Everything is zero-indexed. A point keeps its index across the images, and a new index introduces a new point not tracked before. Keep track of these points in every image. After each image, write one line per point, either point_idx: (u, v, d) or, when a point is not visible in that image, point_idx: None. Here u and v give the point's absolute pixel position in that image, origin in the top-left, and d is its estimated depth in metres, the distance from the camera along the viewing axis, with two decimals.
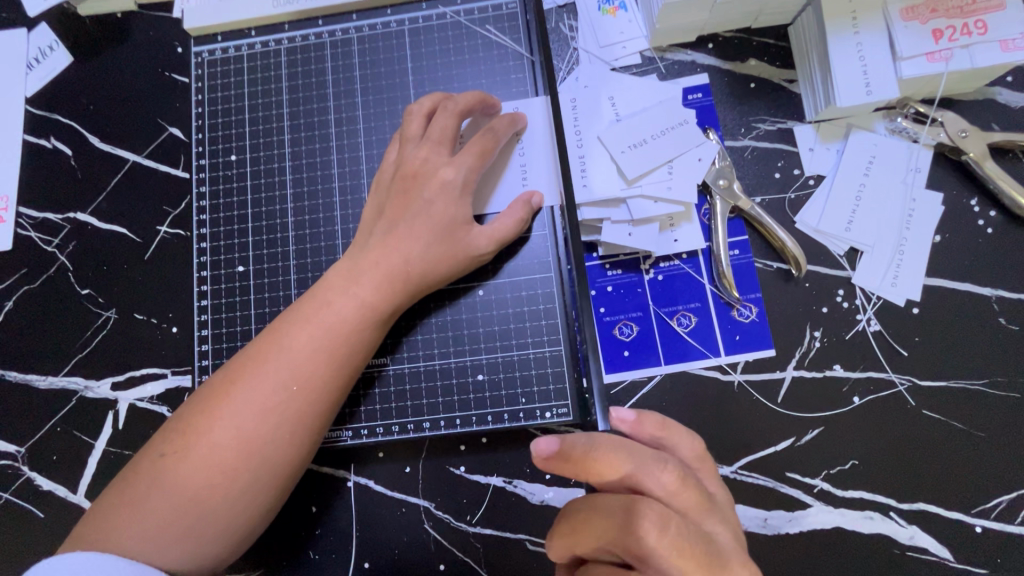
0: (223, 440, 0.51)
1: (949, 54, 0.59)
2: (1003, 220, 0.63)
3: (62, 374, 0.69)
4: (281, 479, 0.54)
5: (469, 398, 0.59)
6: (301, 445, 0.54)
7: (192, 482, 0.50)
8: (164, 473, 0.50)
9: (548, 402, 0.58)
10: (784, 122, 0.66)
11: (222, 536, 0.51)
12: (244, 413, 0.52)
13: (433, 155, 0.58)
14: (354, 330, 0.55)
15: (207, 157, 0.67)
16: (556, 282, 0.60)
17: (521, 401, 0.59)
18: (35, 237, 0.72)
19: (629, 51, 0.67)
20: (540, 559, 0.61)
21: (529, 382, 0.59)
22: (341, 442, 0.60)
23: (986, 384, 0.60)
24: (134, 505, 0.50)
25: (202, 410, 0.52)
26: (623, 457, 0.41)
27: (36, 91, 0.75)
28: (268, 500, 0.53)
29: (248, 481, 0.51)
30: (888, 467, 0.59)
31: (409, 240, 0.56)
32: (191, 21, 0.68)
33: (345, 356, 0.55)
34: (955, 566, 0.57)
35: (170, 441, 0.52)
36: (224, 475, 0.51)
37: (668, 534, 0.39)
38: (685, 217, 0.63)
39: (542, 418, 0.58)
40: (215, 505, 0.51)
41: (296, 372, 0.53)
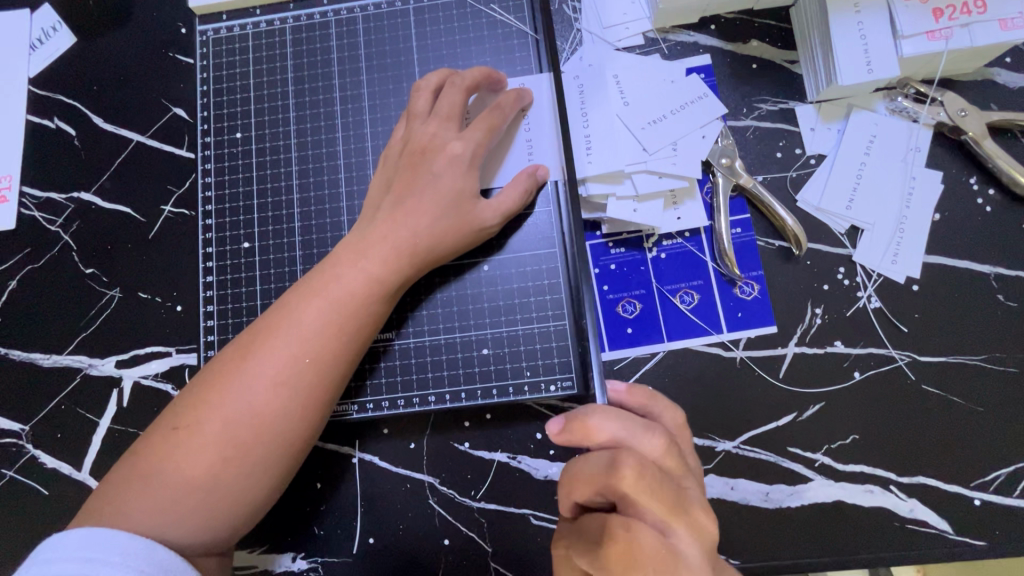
0: (235, 411, 0.51)
1: (949, 33, 0.59)
2: (1001, 198, 0.63)
3: (67, 353, 0.69)
4: (293, 453, 0.54)
5: (474, 373, 0.60)
6: (312, 419, 0.54)
7: (204, 455, 0.50)
8: (175, 446, 0.51)
9: (552, 375, 0.59)
10: (785, 102, 0.66)
11: (235, 508, 0.52)
12: (255, 386, 0.52)
13: (442, 130, 0.58)
14: (363, 302, 0.55)
15: (213, 134, 0.67)
16: (561, 258, 0.60)
17: (526, 374, 0.59)
18: (39, 217, 0.72)
19: (632, 32, 0.68)
20: (545, 533, 0.61)
21: (533, 356, 0.59)
22: (348, 416, 0.60)
23: (984, 360, 0.61)
24: (146, 479, 0.50)
25: (213, 383, 0.52)
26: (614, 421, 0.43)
27: (39, 71, 0.75)
28: (279, 473, 0.54)
29: (260, 451, 0.52)
30: (889, 441, 0.60)
31: (417, 214, 0.56)
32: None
33: (355, 329, 0.55)
34: (954, 538, 0.58)
35: (181, 415, 0.52)
36: (236, 448, 0.51)
37: (645, 480, 0.40)
38: (688, 195, 0.64)
39: (547, 391, 0.58)
40: (228, 475, 0.51)
41: (307, 344, 0.53)
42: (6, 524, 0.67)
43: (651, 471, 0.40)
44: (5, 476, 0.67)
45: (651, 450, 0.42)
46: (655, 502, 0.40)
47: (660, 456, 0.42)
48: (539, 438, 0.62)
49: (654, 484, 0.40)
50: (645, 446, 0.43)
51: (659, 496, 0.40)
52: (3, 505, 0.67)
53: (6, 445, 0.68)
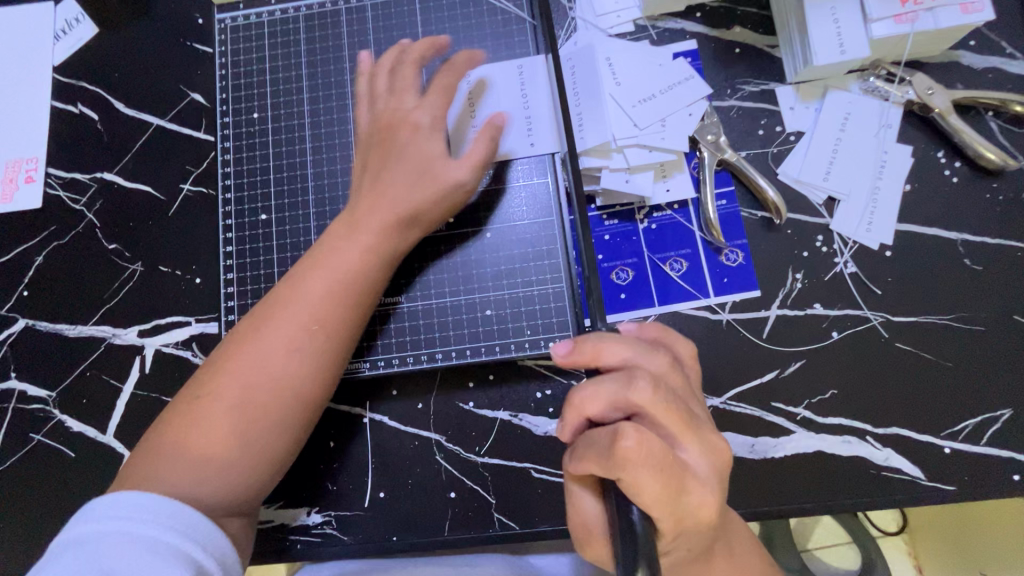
0: (252, 376, 0.55)
1: (914, 16, 0.64)
2: (968, 170, 0.68)
3: (91, 323, 0.73)
4: (309, 411, 0.58)
5: (479, 332, 0.64)
6: (324, 379, 0.58)
7: (225, 417, 0.54)
8: (196, 414, 0.55)
9: (551, 333, 0.63)
10: (766, 84, 0.71)
11: (260, 464, 0.56)
12: (267, 352, 0.56)
13: (401, 104, 0.63)
14: (363, 272, 0.59)
15: (231, 115, 0.72)
16: (558, 225, 0.65)
17: (526, 333, 0.63)
18: (64, 196, 0.76)
19: (622, 19, 0.73)
20: (545, 486, 0.65)
21: (534, 316, 0.63)
22: (359, 373, 0.65)
23: (952, 320, 0.65)
24: (174, 446, 0.54)
25: (229, 354, 0.57)
26: (625, 345, 0.44)
27: (63, 60, 0.80)
28: (298, 429, 0.58)
29: (279, 410, 0.56)
30: (864, 395, 0.64)
31: (400, 184, 0.61)
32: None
33: (356, 296, 0.59)
34: (926, 484, 0.62)
35: (201, 385, 0.56)
36: (255, 409, 0.55)
37: (659, 393, 0.41)
38: (677, 168, 0.69)
39: (546, 348, 0.63)
40: (247, 435, 0.55)
41: (313, 311, 0.57)
42: (35, 485, 0.70)
43: (662, 383, 0.42)
44: (33, 439, 0.71)
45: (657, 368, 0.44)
46: (668, 416, 0.41)
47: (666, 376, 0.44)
48: (539, 397, 0.67)
49: (668, 399, 0.42)
50: (653, 364, 0.44)
51: (670, 407, 0.41)
52: (32, 467, 0.71)
53: (34, 410, 0.72)
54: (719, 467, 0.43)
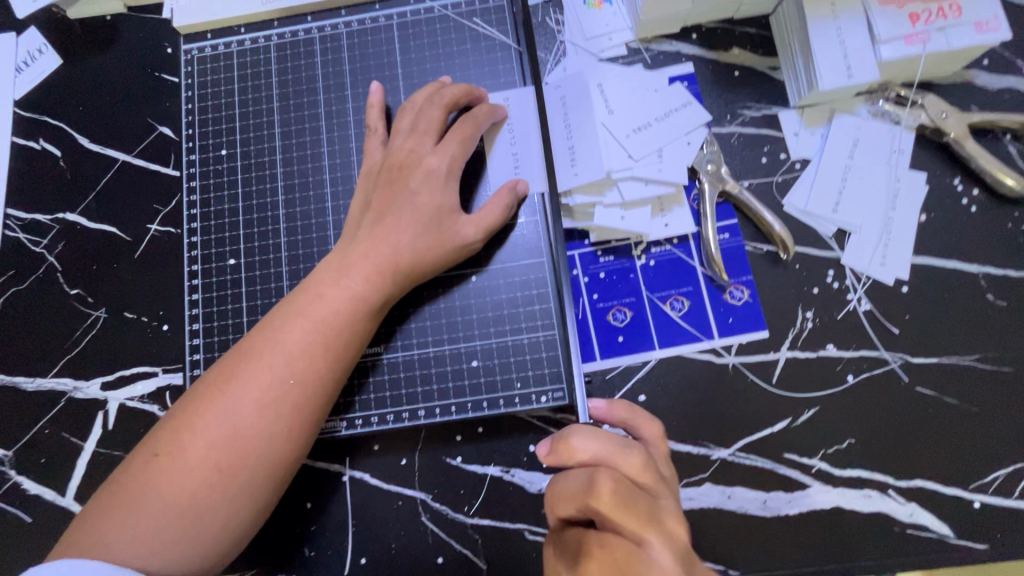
0: (219, 438, 0.50)
1: (926, 37, 0.60)
2: (986, 198, 0.64)
3: (51, 376, 0.68)
4: (281, 476, 0.53)
5: (464, 385, 0.59)
6: (299, 441, 0.53)
7: (186, 482, 0.49)
8: (157, 476, 0.50)
9: (543, 386, 0.58)
10: (768, 108, 0.67)
11: (221, 535, 0.51)
12: (240, 409, 0.51)
13: (418, 145, 0.59)
14: (345, 320, 0.54)
15: (198, 153, 0.68)
16: (549, 267, 0.60)
17: (516, 386, 0.59)
18: (24, 238, 0.72)
19: (615, 42, 0.69)
20: (540, 548, 0.60)
21: (524, 367, 0.59)
22: (336, 433, 0.60)
23: (977, 360, 0.60)
24: (128, 508, 0.49)
25: (196, 409, 0.52)
26: (594, 443, 0.44)
27: (25, 94, 0.75)
28: (268, 496, 0.53)
29: (247, 474, 0.51)
30: (884, 445, 0.59)
31: (398, 230, 0.56)
32: (181, 18, 0.69)
33: (341, 345, 0.54)
34: (956, 543, 0.57)
35: (164, 441, 0.51)
36: (221, 473, 0.50)
37: (620, 497, 0.41)
38: (675, 201, 0.64)
39: (538, 402, 0.58)
40: (212, 500, 0.50)
41: (293, 364, 0.53)
42: None
43: (629, 487, 0.42)
44: None
45: (629, 467, 0.44)
46: (630, 518, 0.40)
47: (637, 473, 0.43)
48: (532, 450, 0.62)
49: (628, 501, 0.41)
50: (627, 469, 0.44)
51: (633, 509, 0.41)
52: None
53: None
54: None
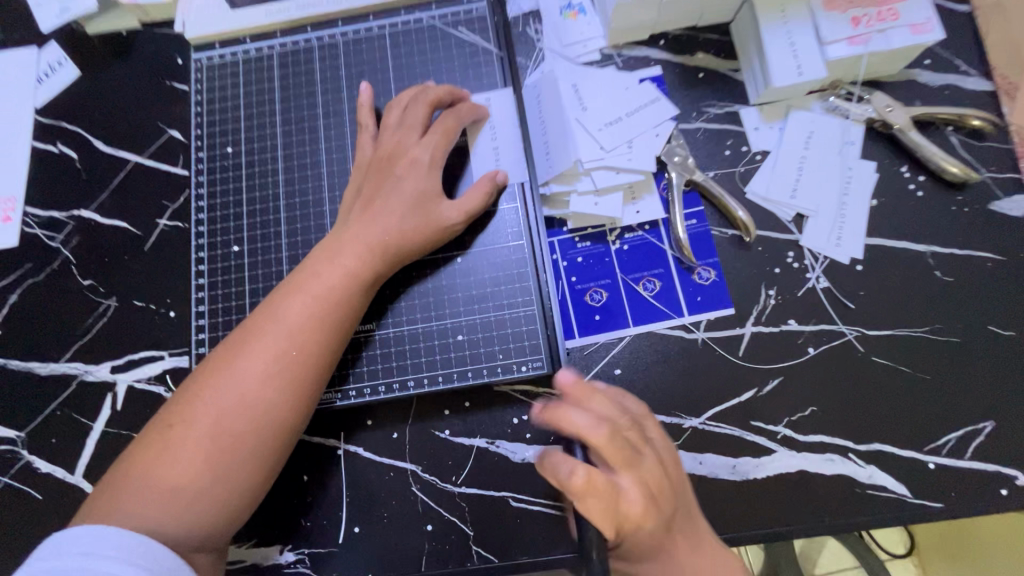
0: (228, 406, 0.55)
1: (867, 38, 0.66)
2: (932, 184, 0.69)
3: (63, 361, 0.72)
4: (286, 441, 0.57)
5: (452, 357, 0.65)
6: (302, 408, 0.58)
7: (198, 449, 0.53)
8: (170, 445, 0.54)
9: (523, 356, 0.64)
10: (730, 106, 0.73)
11: (232, 497, 0.54)
12: (246, 380, 0.56)
13: (404, 138, 0.64)
14: (341, 296, 0.59)
15: (206, 150, 0.74)
16: (528, 249, 0.67)
17: (499, 357, 0.64)
18: (41, 234, 0.77)
19: (589, 49, 0.75)
20: (524, 515, 0.64)
21: (506, 340, 0.65)
22: (333, 403, 0.65)
23: (927, 331, 0.65)
24: (144, 476, 0.52)
25: (205, 382, 0.56)
26: (598, 398, 0.54)
27: (45, 102, 0.81)
28: (274, 460, 0.57)
29: (255, 439, 0.55)
30: (844, 411, 0.64)
31: (388, 213, 0.61)
32: (193, 30, 0.76)
33: (338, 319, 0.59)
34: (913, 502, 0.61)
35: (176, 412, 0.55)
36: (230, 438, 0.54)
37: (611, 440, 0.49)
38: (645, 189, 0.70)
39: (519, 371, 0.64)
40: (223, 464, 0.54)
41: (293, 336, 0.57)
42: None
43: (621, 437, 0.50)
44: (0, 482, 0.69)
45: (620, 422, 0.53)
46: (613, 454, 0.49)
47: (626, 427, 0.53)
48: (515, 422, 0.66)
49: (617, 444, 0.50)
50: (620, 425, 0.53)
51: (618, 451, 0.50)
52: None
53: (2, 452, 0.70)
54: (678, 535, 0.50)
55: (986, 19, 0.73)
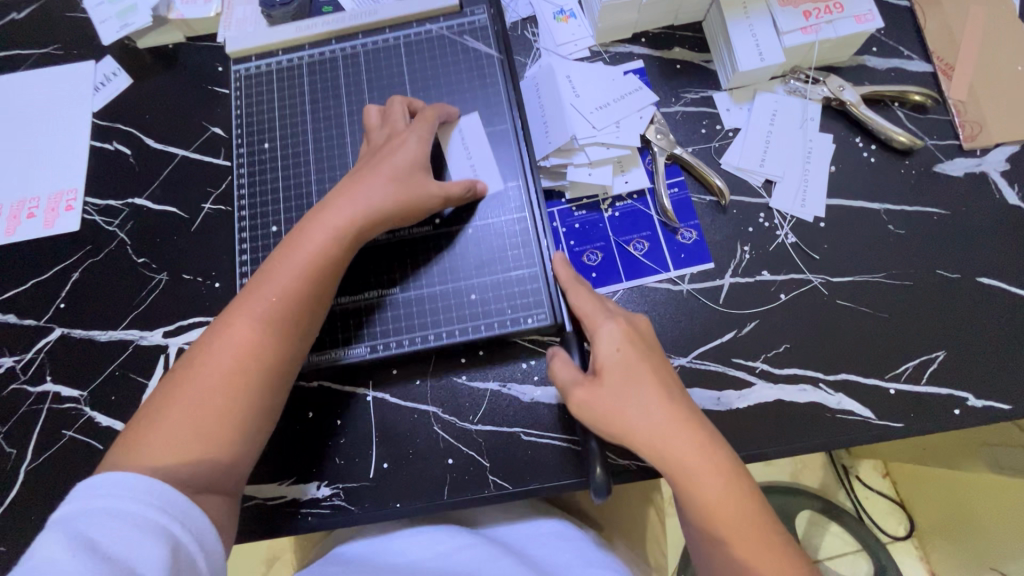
0: (218, 353, 0.59)
1: (818, 28, 0.77)
2: (883, 151, 0.79)
3: (121, 328, 0.81)
4: (273, 384, 0.61)
5: (466, 314, 0.73)
6: (286, 352, 0.62)
7: (190, 394, 0.57)
8: (167, 394, 0.58)
9: (529, 311, 0.73)
10: (705, 92, 0.83)
11: (224, 437, 0.57)
12: (233, 328, 0.60)
13: (390, 131, 0.73)
14: (318, 248, 0.64)
15: (245, 146, 0.84)
16: (530, 218, 0.75)
17: (508, 312, 0.73)
18: (99, 219, 0.87)
19: (580, 47, 0.86)
20: (535, 447, 0.72)
21: (513, 297, 0.73)
22: (361, 357, 0.73)
23: (884, 277, 0.74)
24: (144, 423, 0.56)
25: (203, 337, 0.61)
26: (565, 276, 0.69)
27: (102, 107, 0.92)
28: (261, 404, 0.60)
29: (243, 381, 0.59)
30: (814, 347, 0.72)
31: (365, 180, 0.67)
32: (232, 46, 0.86)
33: (320, 273, 0.64)
34: (877, 423, 0.69)
35: (176, 366, 0.60)
36: (219, 381, 0.58)
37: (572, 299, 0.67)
38: (632, 163, 0.80)
39: (526, 324, 0.72)
40: (214, 405, 0.57)
41: (276, 290, 0.62)
42: (66, 477, 0.76)
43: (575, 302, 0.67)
44: (65, 436, 0.78)
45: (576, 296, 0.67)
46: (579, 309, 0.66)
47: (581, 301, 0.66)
48: (524, 367, 0.74)
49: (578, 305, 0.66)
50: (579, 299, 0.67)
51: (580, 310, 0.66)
52: (63, 461, 0.77)
53: (67, 409, 0.79)
54: (701, 463, 0.56)
55: (924, 12, 0.84)
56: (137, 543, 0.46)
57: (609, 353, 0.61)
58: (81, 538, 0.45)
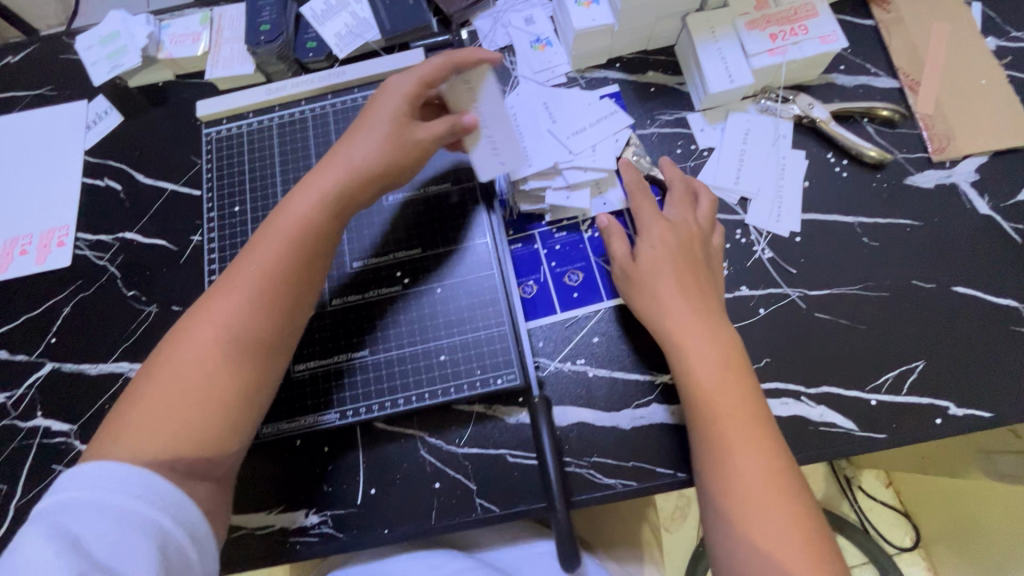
0: (201, 326, 0.60)
1: (785, 50, 0.79)
2: (855, 166, 0.81)
3: (110, 361, 0.82)
4: (261, 352, 0.62)
5: (435, 376, 0.74)
6: (271, 318, 0.63)
7: (177, 367, 0.59)
8: (156, 370, 0.59)
9: (499, 371, 0.73)
10: (679, 113, 0.86)
11: (213, 404, 0.58)
12: (217, 302, 0.62)
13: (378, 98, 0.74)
14: (300, 217, 0.66)
15: (215, 210, 0.86)
16: (499, 276, 0.77)
17: (478, 373, 0.74)
18: (90, 254, 0.88)
19: (556, 74, 0.89)
20: (520, 469, 0.72)
21: (482, 357, 0.74)
22: (332, 424, 0.73)
23: (861, 289, 0.75)
24: (136, 399, 0.58)
25: (191, 313, 0.63)
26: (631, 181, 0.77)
27: (94, 144, 0.95)
28: (249, 370, 0.61)
29: (226, 349, 0.60)
30: (794, 361, 0.73)
31: (349, 147, 0.69)
32: (204, 110, 0.89)
33: (308, 240, 0.66)
34: (860, 435, 0.70)
35: (165, 343, 0.62)
36: (205, 352, 0.59)
37: (637, 201, 0.76)
38: (610, 184, 0.82)
39: (496, 384, 0.73)
40: (202, 375, 0.58)
41: (262, 261, 0.63)
42: None
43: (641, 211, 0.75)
44: (56, 471, 0.78)
45: (644, 208, 0.75)
46: (642, 207, 0.75)
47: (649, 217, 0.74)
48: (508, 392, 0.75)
49: (645, 207, 0.75)
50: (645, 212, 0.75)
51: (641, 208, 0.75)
52: None
53: (57, 444, 0.79)
54: (725, 397, 0.63)
55: (888, 31, 0.86)
56: (124, 548, 0.47)
57: (649, 248, 0.72)
58: (73, 535, 0.47)
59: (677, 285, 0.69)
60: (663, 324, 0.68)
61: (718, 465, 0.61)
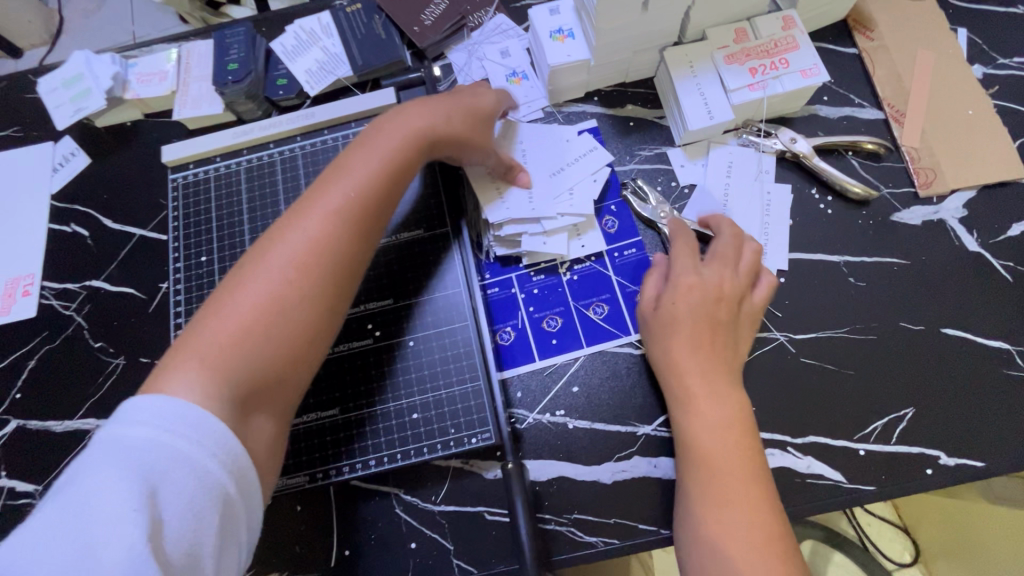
0: (294, 244, 0.58)
1: (765, 84, 0.77)
2: (840, 202, 0.79)
3: (77, 418, 0.80)
4: (344, 288, 0.62)
5: (407, 435, 0.71)
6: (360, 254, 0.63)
7: (263, 284, 0.56)
8: (237, 283, 0.56)
9: (473, 429, 0.71)
10: (659, 148, 0.83)
11: (295, 335, 0.57)
12: (308, 221, 0.60)
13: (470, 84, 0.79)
14: (401, 157, 0.67)
15: (182, 260, 0.84)
16: (473, 328, 0.75)
17: (451, 431, 0.71)
18: (56, 304, 0.86)
19: (533, 110, 0.87)
20: (499, 527, 0.70)
21: (456, 415, 0.72)
22: (301, 488, 0.71)
23: (849, 331, 0.73)
24: (214, 311, 0.54)
25: (271, 230, 0.60)
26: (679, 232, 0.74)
27: (60, 188, 0.92)
28: (332, 306, 0.60)
29: (318, 274, 0.59)
30: (781, 409, 0.70)
31: (444, 104, 0.71)
32: (170, 155, 0.87)
33: (400, 181, 0.67)
34: (848, 487, 0.67)
35: (243, 257, 0.58)
36: (293, 273, 0.58)
37: (678, 249, 0.72)
38: (588, 227, 0.79)
39: (470, 443, 0.70)
40: (289, 300, 0.57)
41: (360, 185, 0.63)
42: None
43: (680, 260, 0.72)
44: None
45: (682, 255, 0.72)
46: (682, 257, 0.72)
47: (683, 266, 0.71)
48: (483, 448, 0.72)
49: (684, 257, 0.71)
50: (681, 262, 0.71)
51: (681, 256, 0.72)
52: None
53: (22, 506, 0.77)
54: (733, 466, 0.61)
55: (872, 60, 0.84)
56: (199, 513, 0.45)
57: (678, 299, 0.69)
58: (150, 484, 0.43)
59: (701, 344, 0.66)
60: (680, 383, 0.66)
61: (707, 513, 0.59)
